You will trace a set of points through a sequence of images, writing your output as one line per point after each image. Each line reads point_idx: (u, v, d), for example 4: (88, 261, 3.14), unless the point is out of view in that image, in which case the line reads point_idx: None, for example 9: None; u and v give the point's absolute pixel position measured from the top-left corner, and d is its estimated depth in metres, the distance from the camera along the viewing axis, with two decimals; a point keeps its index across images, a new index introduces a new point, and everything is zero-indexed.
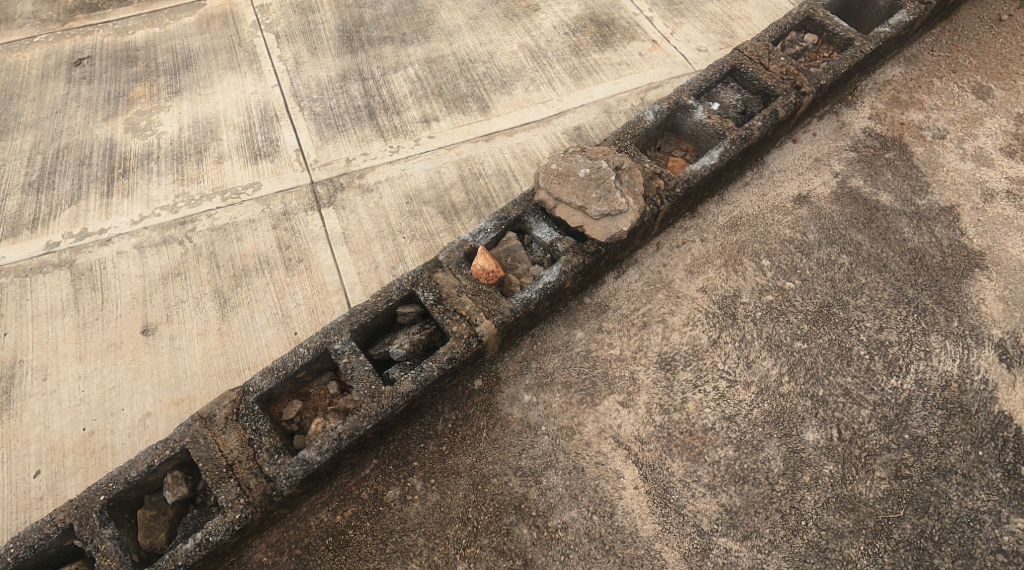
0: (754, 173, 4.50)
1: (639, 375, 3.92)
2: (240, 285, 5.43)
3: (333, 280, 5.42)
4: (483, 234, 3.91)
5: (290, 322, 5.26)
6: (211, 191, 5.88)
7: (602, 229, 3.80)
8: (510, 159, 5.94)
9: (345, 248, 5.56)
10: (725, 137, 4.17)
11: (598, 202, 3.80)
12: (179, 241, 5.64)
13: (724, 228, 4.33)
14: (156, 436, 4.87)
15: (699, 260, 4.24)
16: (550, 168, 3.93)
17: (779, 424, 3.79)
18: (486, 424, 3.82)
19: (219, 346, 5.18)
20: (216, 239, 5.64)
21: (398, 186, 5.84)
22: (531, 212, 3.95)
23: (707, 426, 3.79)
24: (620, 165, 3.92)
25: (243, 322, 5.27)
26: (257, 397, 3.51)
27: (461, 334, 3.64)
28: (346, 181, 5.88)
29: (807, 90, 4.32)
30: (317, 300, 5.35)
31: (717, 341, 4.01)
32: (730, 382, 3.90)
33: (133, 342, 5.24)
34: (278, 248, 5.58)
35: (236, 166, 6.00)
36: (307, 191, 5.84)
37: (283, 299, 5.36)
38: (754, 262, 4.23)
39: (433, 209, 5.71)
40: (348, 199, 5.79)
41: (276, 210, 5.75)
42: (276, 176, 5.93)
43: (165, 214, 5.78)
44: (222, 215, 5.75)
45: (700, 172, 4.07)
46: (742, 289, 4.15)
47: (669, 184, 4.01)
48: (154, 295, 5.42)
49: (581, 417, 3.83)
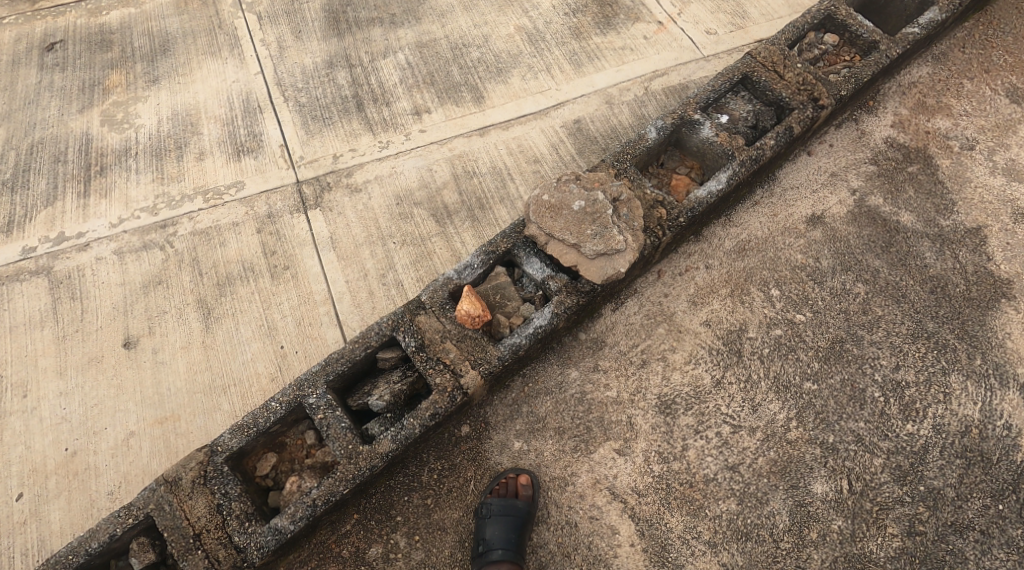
0: (765, 190, 4.15)
1: (638, 421, 3.71)
2: (224, 296, 5.18)
3: (320, 290, 5.17)
4: (470, 269, 3.63)
5: (275, 336, 5.02)
6: (192, 191, 5.57)
7: (599, 269, 3.45)
8: (505, 156, 5.59)
9: (332, 255, 5.28)
10: (733, 158, 3.79)
11: (593, 240, 3.46)
12: (160, 247, 5.36)
13: (731, 253, 4.02)
14: (140, 460, 4.70)
15: (703, 290, 3.95)
16: (541, 199, 3.59)
17: (785, 474, 3.58)
18: (473, 475, 3.64)
19: (202, 361, 4.97)
20: (198, 245, 5.36)
21: (388, 186, 5.51)
22: (522, 245, 3.64)
23: (709, 477, 3.59)
24: (618, 196, 3.57)
25: (227, 336, 5.04)
26: (226, 456, 3.32)
27: (445, 387, 3.40)
28: (332, 181, 5.55)
29: (826, 102, 3.93)
30: (303, 312, 5.10)
31: (720, 381, 3.76)
32: (734, 428, 3.67)
33: (114, 356, 5.03)
34: (263, 254, 5.30)
35: (218, 164, 5.67)
36: (292, 191, 5.52)
37: (269, 310, 5.12)
38: (763, 291, 3.93)
39: (425, 212, 5.40)
40: (335, 200, 5.47)
41: (260, 213, 5.45)
42: (260, 175, 5.60)
43: (145, 217, 5.49)
44: (204, 218, 5.46)
45: (706, 199, 3.70)
46: (749, 322, 3.87)
47: (671, 213, 3.66)
48: (135, 306, 5.18)
49: (575, 467, 3.64)
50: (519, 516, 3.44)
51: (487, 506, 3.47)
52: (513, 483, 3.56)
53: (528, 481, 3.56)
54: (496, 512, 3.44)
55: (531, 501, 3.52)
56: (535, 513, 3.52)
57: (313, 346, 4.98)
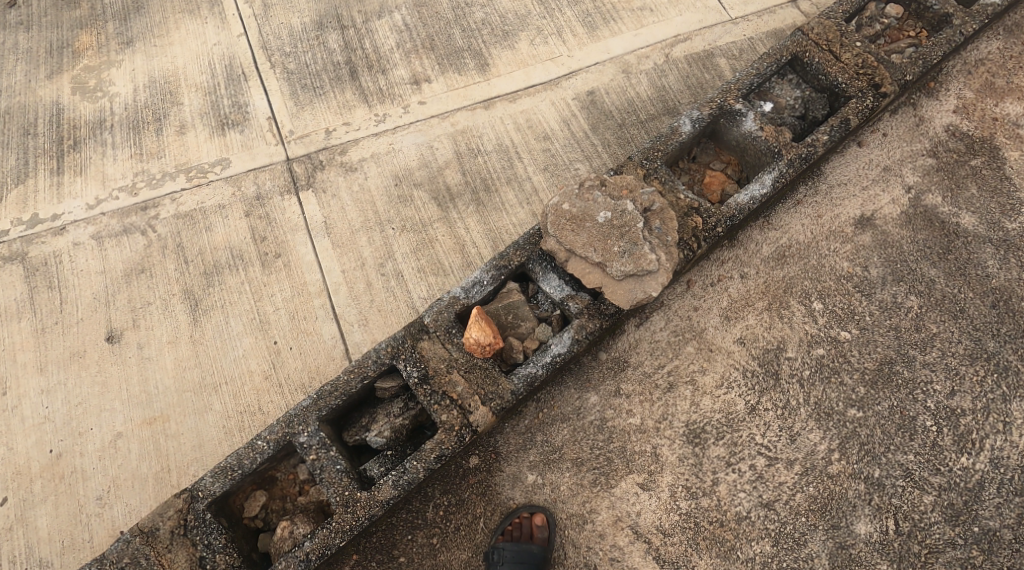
0: (811, 187, 3.73)
1: (663, 451, 3.52)
2: (212, 286, 4.52)
3: (315, 280, 4.50)
4: (478, 287, 3.25)
5: (268, 330, 4.38)
6: (173, 169, 4.83)
7: (626, 293, 3.06)
8: (511, 132, 4.82)
9: (326, 242, 4.59)
10: (780, 156, 3.29)
11: (620, 259, 3.04)
12: (142, 231, 4.67)
13: (769, 260, 3.66)
14: (129, 465, 4.14)
15: (738, 303, 3.64)
16: (561, 209, 3.15)
17: (825, 513, 3.41)
18: (483, 511, 3.47)
19: (192, 358, 4.35)
20: (183, 229, 4.67)
21: (386, 165, 4.77)
22: (537, 260, 3.25)
23: (741, 515, 3.43)
24: (649, 206, 3.13)
25: (217, 328, 4.40)
26: (208, 503, 3.07)
27: (452, 425, 3.07)
28: (325, 158, 4.80)
29: (888, 90, 3.40)
30: (297, 304, 4.44)
31: (755, 408, 3.53)
32: (769, 460, 3.48)
33: (97, 352, 4.40)
34: (252, 240, 4.61)
35: (200, 138, 4.92)
36: (282, 169, 4.78)
37: (261, 302, 4.46)
38: (804, 305, 3.61)
39: (425, 194, 4.67)
40: (329, 180, 4.74)
41: (248, 194, 4.72)
42: (247, 151, 4.85)
43: (123, 198, 4.77)
44: (187, 199, 4.74)
45: (748, 206, 3.23)
46: (788, 341, 3.58)
47: (708, 222, 3.20)
48: (118, 296, 4.53)
49: (594, 502, 3.48)
50: (534, 564, 3.32)
51: (499, 552, 3.34)
52: (528, 524, 3.41)
53: (544, 522, 3.42)
54: (509, 560, 3.32)
55: (546, 544, 3.38)
56: (549, 557, 3.38)
57: (308, 342, 4.32)
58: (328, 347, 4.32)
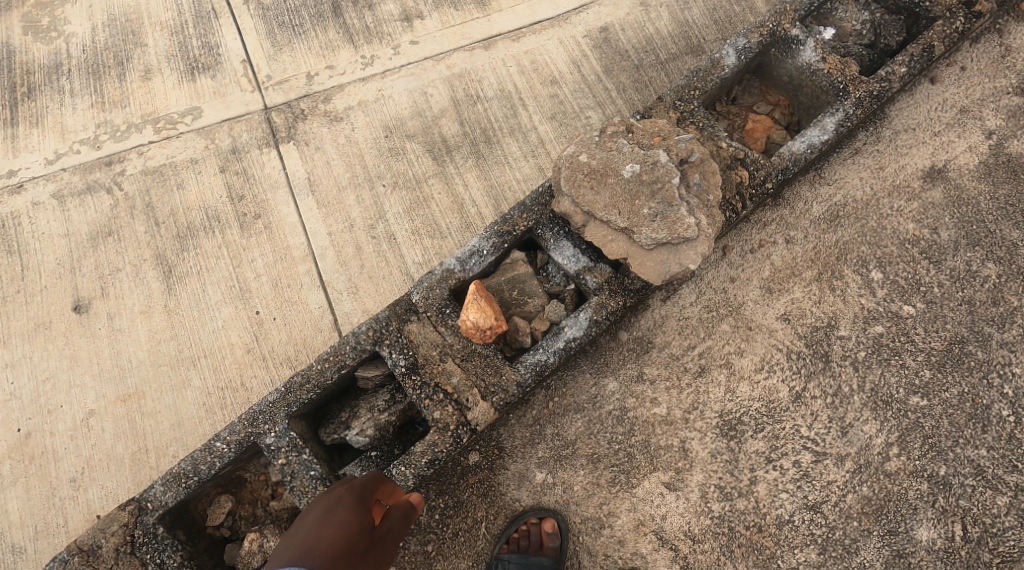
0: (872, 133, 3.14)
1: (693, 446, 3.02)
2: (185, 251, 3.88)
3: (299, 244, 3.87)
4: (477, 257, 2.72)
5: (249, 299, 3.78)
6: (139, 118, 4.10)
7: (657, 265, 2.50)
8: (515, 76, 4.10)
9: (310, 201, 3.93)
10: (847, 94, 2.70)
11: (651, 223, 2.49)
12: (107, 190, 3.98)
13: (820, 221, 3.10)
14: (104, 445, 3.60)
15: (782, 273, 3.10)
16: (578, 161, 2.59)
17: (880, 517, 2.94)
18: (485, 516, 3.00)
19: (167, 330, 3.75)
20: (151, 186, 3.98)
21: (374, 114, 4.06)
22: (547, 225, 2.73)
23: (783, 519, 2.96)
24: (687, 157, 2.56)
25: (193, 297, 3.80)
26: (159, 516, 2.56)
27: (446, 424, 2.60)
28: (307, 107, 4.08)
29: (982, 8, 2.83)
30: (280, 271, 3.82)
31: (801, 395, 3.03)
32: (816, 456, 2.99)
33: (63, 323, 3.79)
34: (229, 199, 3.95)
35: (169, 83, 4.17)
36: (259, 119, 4.06)
37: (240, 268, 3.83)
38: (860, 274, 3.07)
39: (419, 146, 3.99)
40: (311, 131, 4.03)
41: (223, 146, 4.02)
42: (220, 100, 4.11)
43: (85, 151, 4.03)
44: (156, 152, 4.03)
45: (805, 155, 2.67)
46: (840, 317, 3.06)
47: (755, 176, 2.66)
48: (84, 262, 3.88)
49: (614, 505, 2.99)
50: None
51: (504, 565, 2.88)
52: (538, 532, 2.93)
53: (556, 529, 2.93)
54: None
55: (559, 556, 2.91)
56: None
57: (293, 313, 3.73)
58: (316, 317, 3.74)
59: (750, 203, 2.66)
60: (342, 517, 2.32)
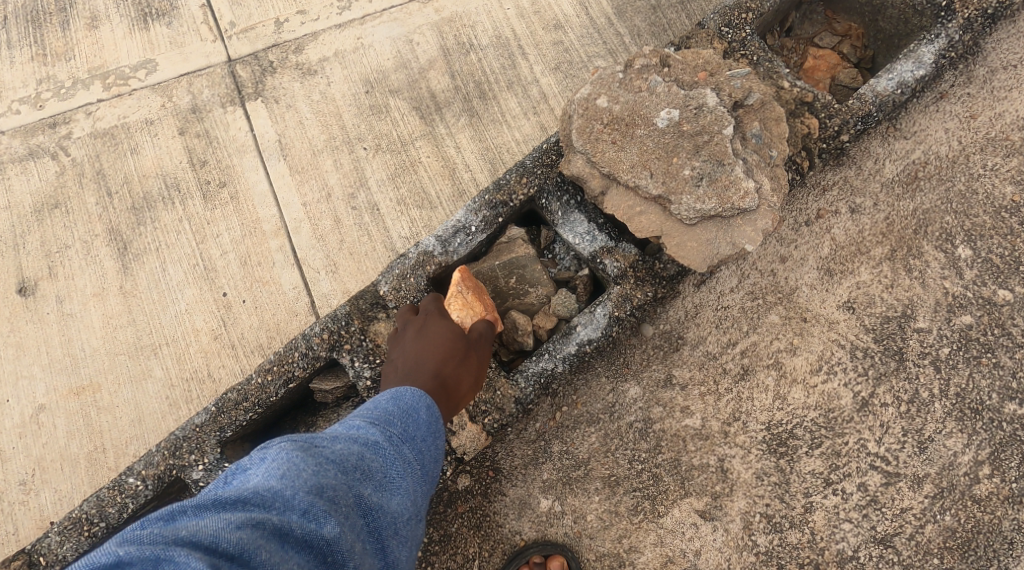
0: (961, 72, 2.51)
1: (734, 466, 2.44)
2: (142, 225, 3.12)
3: (270, 215, 3.10)
4: (464, 237, 2.23)
5: (215, 280, 3.06)
6: (87, 75, 3.27)
7: (703, 243, 2.06)
8: (513, 18, 3.29)
9: (282, 165, 3.16)
10: (952, 16, 2.29)
11: (695, 191, 2.04)
12: (53, 156, 3.18)
13: (896, 185, 2.50)
14: (56, 444, 2.92)
15: (844, 249, 2.50)
16: (598, 112, 2.11)
17: (968, 553, 2.36)
18: (478, 553, 2.43)
19: (124, 315, 3.04)
20: (103, 152, 3.19)
21: (353, 67, 3.25)
22: (554, 195, 2.24)
23: (845, 555, 2.39)
24: (744, 99, 2.10)
25: (152, 278, 3.07)
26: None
27: None
28: (277, 60, 3.26)
29: None
30: (249, 247, 3.08)
31: (869, 401, 2.44)
32: (887, 478, 2.41)
33: (5, 309, 3.07)
34: (189, 165, 3.17)
35: (119, 34, 3.33)
36: (222, 74, 3.25)
37: (204, 244, 3.09)
38: (944, 252, 2.47)
39: (404, 103, 3.20)
40: (282, 87, 3.23)
41: (181, 106, 3.23)
42: (178, 52, 3.29)
43: (23, 111, 3.24)
44: (106, 113, 3.23)
45: (900, 95, 2.23)
46: (917, 305, 2.47)
47: (827, 125, 2.22)
48: (29, 239, 3.13)
49: (636, 539, 2.42)
50: None
51: None
52: None
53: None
54: None
55: None
56: None
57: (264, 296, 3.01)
58: (291, 301, 3.02)
59: (819, 159, 2.22)
60: (430, 335, 2.08)
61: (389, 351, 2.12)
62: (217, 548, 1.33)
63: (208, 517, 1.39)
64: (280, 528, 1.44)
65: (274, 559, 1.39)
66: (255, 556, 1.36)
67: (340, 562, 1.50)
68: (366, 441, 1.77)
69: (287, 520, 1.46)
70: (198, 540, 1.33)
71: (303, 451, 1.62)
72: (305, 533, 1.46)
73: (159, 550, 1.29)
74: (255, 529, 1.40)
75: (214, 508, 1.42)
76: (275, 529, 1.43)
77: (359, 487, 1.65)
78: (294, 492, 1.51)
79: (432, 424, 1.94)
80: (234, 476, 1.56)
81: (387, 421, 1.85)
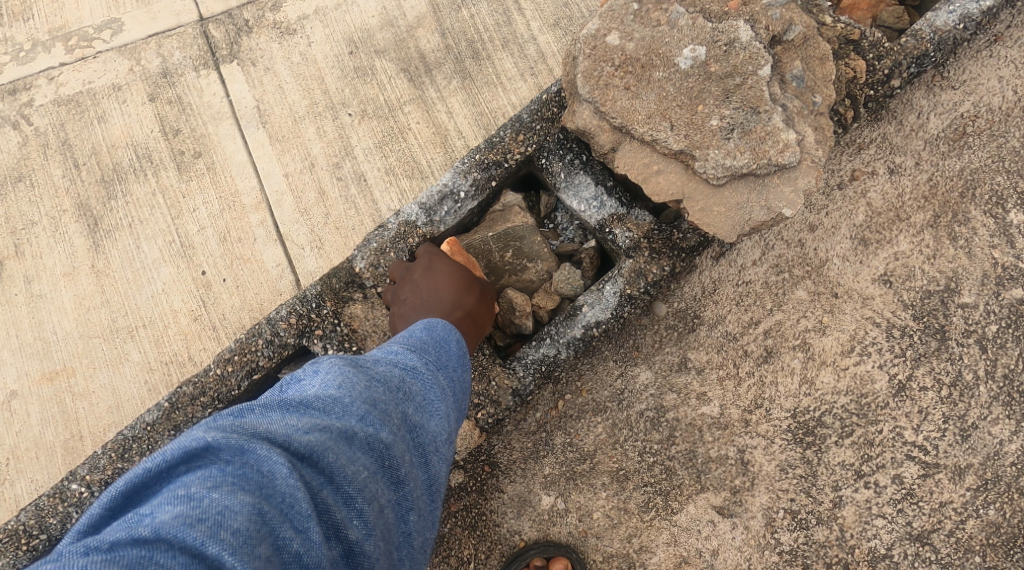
0: (1018, 11, 2.25)
1: (756, 458, 2.19)
2: (113, 199, 2.77)
3: (249, 188, 2.75)
4: (451, 205, 1.99)
5: (193, 258, 2.71)
6: (46, 34, 2.89)
7: (732, 205, 1.84)
8: None
9: (262, 134, 2.79)
10: None
11: (724, 147, 1.81)
12: (13, 125, 2.83)
13: (942, 143, 2.23)
14: (29, 432, 2.62)
15: (882, 217, 2.22)
16: (612, 55, 1.85)
17: (1013, 551, 2.12)
18: (473, 555, 2.18)
19: (98, 297, 2.69)
20: (67, 120, 2.83)
21: (335, 24, 2.87)
22: (557, 154, 1.99)
23: (878, 554, 2.14)
24: (783, 35, 1.85)
25: (124, 256, 2.72)
26: None
27: None
28: (253, 17, 2.88)
29: None
30: (227, 222, 2.73)
31: (908, 384, 2.19)
32: (925, 470, 2.16)
33: None
34: (162, 133, 2.81)
35: None
36: (193, 34, 2.87)
37: (180, 220, 2.74)
38: (991, 217, 2.22)
39: (392, 65, 2.82)
40: (259, 48, 2.86)
41: (150, 69, 2.85)
42: (145, 7, 2.91)
43: None
44: (68, 76, 2.85)
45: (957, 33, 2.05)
46: (962, 277, 2.21)
47: (874, 69, 2.03)
48: None
49: (648, 538, 2.17)
50: None
51: None
52: None
53: None
54: None
55: None
56: None
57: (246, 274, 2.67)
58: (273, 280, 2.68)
59: (864, 107, 2.06)
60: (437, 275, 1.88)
61: (396, 294, 1.92)
62: (288, 447, 1.25)
63: (275, 419, 1.29)
64: (345, 432, 1.33)
65: (343, 460, 1.30)
66: (323, 458, 1.27)
67: (395, 467, 1.39)
68: (406, 364, 1.59)
69: (348, 424, 1.35)
70: (270, 437, 1.25)
71: (352, 365, 1.49)
72: (367, 438, 1.36)
73: (242, 438, 1.22)
74: (323, 431, 1.30)
75: (280, 410, 1.33)
76: (340, 433, 1.33)
77: (406, 406, 1.50)
78: (353, 399, 1.39)
79: (463, 357, 1.74)
80: (286, 386, 1.43)
81: (422, 347, 1.66)
